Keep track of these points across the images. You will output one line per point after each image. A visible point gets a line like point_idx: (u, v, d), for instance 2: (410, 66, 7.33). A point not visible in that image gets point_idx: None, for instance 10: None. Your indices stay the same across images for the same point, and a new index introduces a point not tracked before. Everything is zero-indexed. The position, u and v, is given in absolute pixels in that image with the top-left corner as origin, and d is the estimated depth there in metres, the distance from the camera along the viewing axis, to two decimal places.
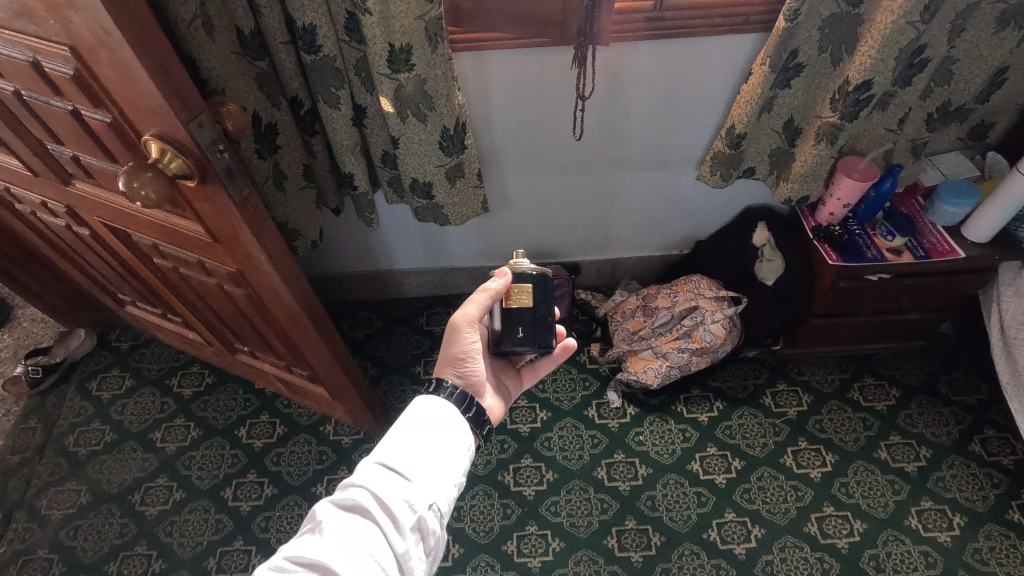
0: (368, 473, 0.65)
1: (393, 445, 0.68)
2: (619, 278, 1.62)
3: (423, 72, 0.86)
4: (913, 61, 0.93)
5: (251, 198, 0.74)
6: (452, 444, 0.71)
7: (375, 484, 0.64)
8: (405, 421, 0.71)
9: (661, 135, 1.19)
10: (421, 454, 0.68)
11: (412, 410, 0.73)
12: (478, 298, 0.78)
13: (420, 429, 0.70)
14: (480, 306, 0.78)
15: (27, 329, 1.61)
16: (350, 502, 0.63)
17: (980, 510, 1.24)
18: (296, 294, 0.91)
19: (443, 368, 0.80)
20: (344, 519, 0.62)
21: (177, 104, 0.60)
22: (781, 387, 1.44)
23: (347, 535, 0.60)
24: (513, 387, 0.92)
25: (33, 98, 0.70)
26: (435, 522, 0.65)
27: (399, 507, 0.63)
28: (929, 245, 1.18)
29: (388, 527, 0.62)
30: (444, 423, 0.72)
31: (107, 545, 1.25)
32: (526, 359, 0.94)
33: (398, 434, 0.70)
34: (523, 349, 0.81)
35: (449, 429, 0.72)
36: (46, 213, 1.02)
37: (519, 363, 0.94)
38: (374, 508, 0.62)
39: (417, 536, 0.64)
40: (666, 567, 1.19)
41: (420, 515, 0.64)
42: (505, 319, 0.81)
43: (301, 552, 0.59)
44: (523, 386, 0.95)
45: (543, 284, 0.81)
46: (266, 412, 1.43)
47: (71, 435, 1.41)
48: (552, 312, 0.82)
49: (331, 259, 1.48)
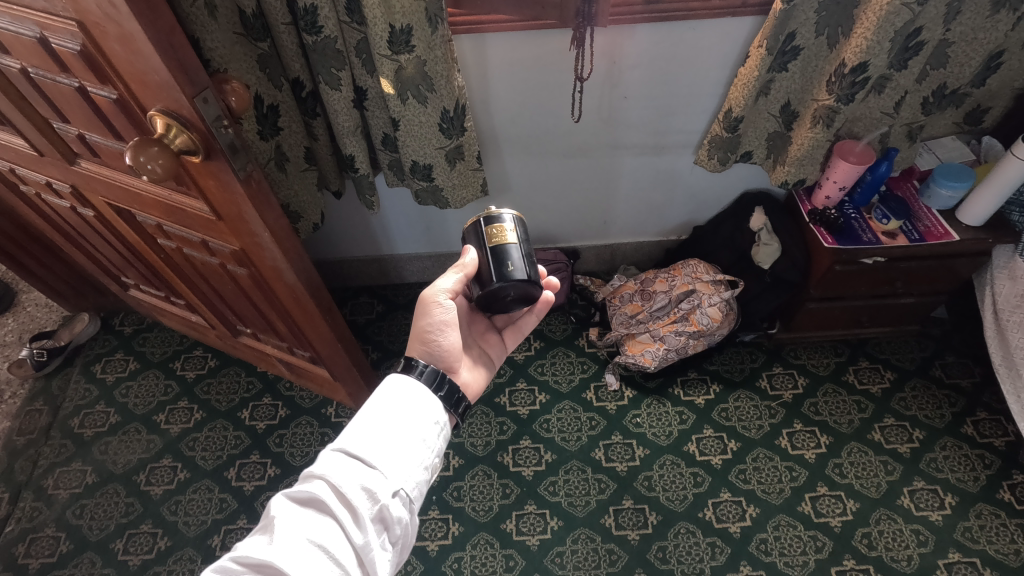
0: (328, 462, 0.63)
1: (356, 432, 0.66)
2: (617, 263, 1.63)
3: (424, 54, 0.87)
4: (909, 44, 0.94)
5: (255, 174, 0.76)
6: (419, 430, 0.68)
7: (333, 474, 0.61)
8: (370, 407, 0.69)
9: (659, 120, 1.20)
10: (384, 441, 0.65)
11: (379, 393, 0.70)
12: (453, 275, 0.82)
13: (385, 415, 0.68)
14: (459, 282, 0.82)
15: (31, 313, 1.63)
16: (305, 494, 0.60)
17: (971, 490, 1.26)
18: (299, 273, 0.93)
19: (412, 344, 0.81)
20: (297, 515, 0.59)
21: (182, 79, 0.61)
22: (778, 369, 1.46)
23: (299, 531, 0.57)
24: (497, 351, 0.95)
25: (40, 75, 0.71)
26: (400, 510, 0.63)
27: (358, 497, 0.60)
28: (924, 228, 1.20)
29: (346, 519, 0.59)
30: (413, 406, 0.70)
31: (113, 523, 1.27)
32: (508, 321, 0.96)
33: (364, 419, 0.67)
34: (508, 283, 0.79)
35: (416, 414, 0.69)
36: (52, 194, 1.03)
37: (501, 326, 0.96)
38: (331, 500, 0.60)
39: (380, 527, 0.61)
40: (662, 545, 1.21)
41: (381, 505, 0.61)
42: (482, 269, 0.81)
43: (248, 551, 0.56)
44: (506, 350, 0.96)
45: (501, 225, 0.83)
46: (268, 394, 1.45)
47: (76, 417, 1.42)
48: (532, 252, 0.83)
49: (333, 243, 1.49)
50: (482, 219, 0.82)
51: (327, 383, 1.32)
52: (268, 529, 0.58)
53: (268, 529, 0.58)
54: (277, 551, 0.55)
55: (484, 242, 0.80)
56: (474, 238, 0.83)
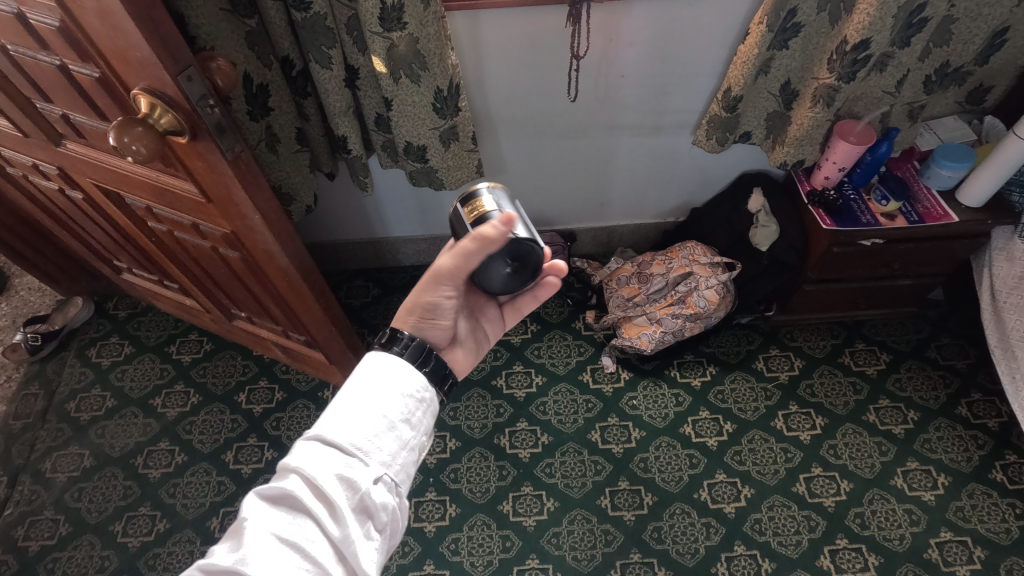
0: (303, 454, 0.58)
1: (332, 416, 0.60)
2: (614, 246, 1.62)
3: (416, 31, 0.85)
4: (913, 20, 0.92)
5: (244, 155, 0.74)
6: (400, 409, 0.63)
7: (308, 466, 0.57)
8: (346, 388, 0.63)
9: (656, 100, 1.18)
10: (364, 424, 0.60)
11: (357, 371, 0.64)
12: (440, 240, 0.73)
13: (363, 395, 0.62)
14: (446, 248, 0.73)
15: (24, 298, 1.62)
16: (278, 491, 0.56)
17: (964, 470, 1.27)
18: (291, 255, 0.92)
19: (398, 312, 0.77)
20: (271, 516, 0.55)
21: (165, 55, 0.59)
22: (774, 352, 1.46)
23: (270, 533, 0.53)
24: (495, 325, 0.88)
25: (20, 52, 0.69)
26: (384, 496, 0.59)
27: (334, 489, 0.56)
28: (923, 209, 1.19)
29: (321, 514, 0.55)
30: (393, 380, 0.64)
31: (111, 506, 1.27)
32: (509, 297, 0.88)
33: (343, 400, 0.62)
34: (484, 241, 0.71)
35: (397, 389, 0.63)
36: (39, 175, 1.01)
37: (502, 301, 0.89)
38: (305, 496, 0.55)
39: (362, 518, 0.57)
40: (657, 526, 1.22)
41: (360, 495, 0.57)
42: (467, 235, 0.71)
43: (214, 559, 0.52)
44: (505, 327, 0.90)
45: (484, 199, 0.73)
46: (264, 377, 1.45)
47: (72, 401, 1.42)
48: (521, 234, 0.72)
49: (328, 225, 1.48)
50: (460, 203, 0.74)
51: (322, 367, 1.32)
52: (238, 533, 0.54)
53: (238, 533, 0.54)
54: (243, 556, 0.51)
55: (464, 220, 0.71)
56: (466, 207, 0.72)
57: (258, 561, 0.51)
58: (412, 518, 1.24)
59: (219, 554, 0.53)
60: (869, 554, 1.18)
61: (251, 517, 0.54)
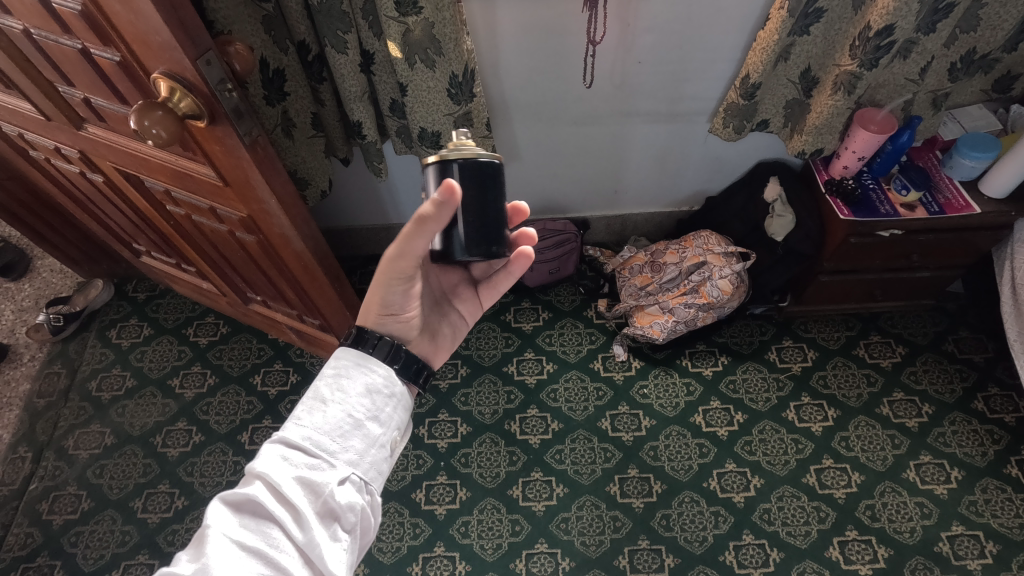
0: (267, 460, 0.58)
1: (295, 419, 0.61)
2: (628, 235, 1.62)
3: (432, 16, 0.85)
4: (939, 6, 0.89)
5: (260, 140, 0.75)
6: (365, 407, 0.63)
7: (271, 471, 0.57)
8: (309, 388, 0.63)
9: (674, 86, 1.17)
10: (327, 425, 0.61)
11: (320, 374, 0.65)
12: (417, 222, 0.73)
13: (325, 395, 0.63)
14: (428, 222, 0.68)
15: (47, 280, 1.65)
16: (240, 497, 0.56)
17: (979, 465, 1.26)
18: (306, 240, 0.94)
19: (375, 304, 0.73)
20: (234, 522, 0.55)
21: (186, 40, 0.60)
22: (787, 343, 1.45)
23: (233, 539, 0.53)
24: (471, 303, 0.86)
25: (43, 36, 0.70)
26: (351, 497, 0.59)
27: (298, 494, 0.56)
28: (944, 200, 1.16)
29: (284, 519, 0.55)
30: (357, 379, 0.64)
31: (132, 483, 1.31)
32: (486, 275, 0.85)
33: (307, 403, 0.62)
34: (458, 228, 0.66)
35: (361, 387, 0.64)
36: (61, 158, 1.03)
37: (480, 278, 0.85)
38: (268, 502, 0.55)
39: (329, 521, 0.58)
40: (666, 513, 1.23)
41: (324, 497, 0.58)
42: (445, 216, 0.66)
43: (175, 568, 0.51)
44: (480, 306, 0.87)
45: (481, 174, 0.64)
46: (279, 360, 1.47)
47: (93, 380, 1.46)
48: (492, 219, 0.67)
49: (342, 210, 1.49)
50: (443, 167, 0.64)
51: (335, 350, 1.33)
52: (199, 541, 0.53)
53: (199, 540, 0.53)
54: (205, 564, 0.50)
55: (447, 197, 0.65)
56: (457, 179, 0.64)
57: (220, 567, 0.50)
58: (423, 500, 1.25)
59: (179, 562, 0.52)
60: (879, 546, 1.18)
61: (213, 523, 0.53)
